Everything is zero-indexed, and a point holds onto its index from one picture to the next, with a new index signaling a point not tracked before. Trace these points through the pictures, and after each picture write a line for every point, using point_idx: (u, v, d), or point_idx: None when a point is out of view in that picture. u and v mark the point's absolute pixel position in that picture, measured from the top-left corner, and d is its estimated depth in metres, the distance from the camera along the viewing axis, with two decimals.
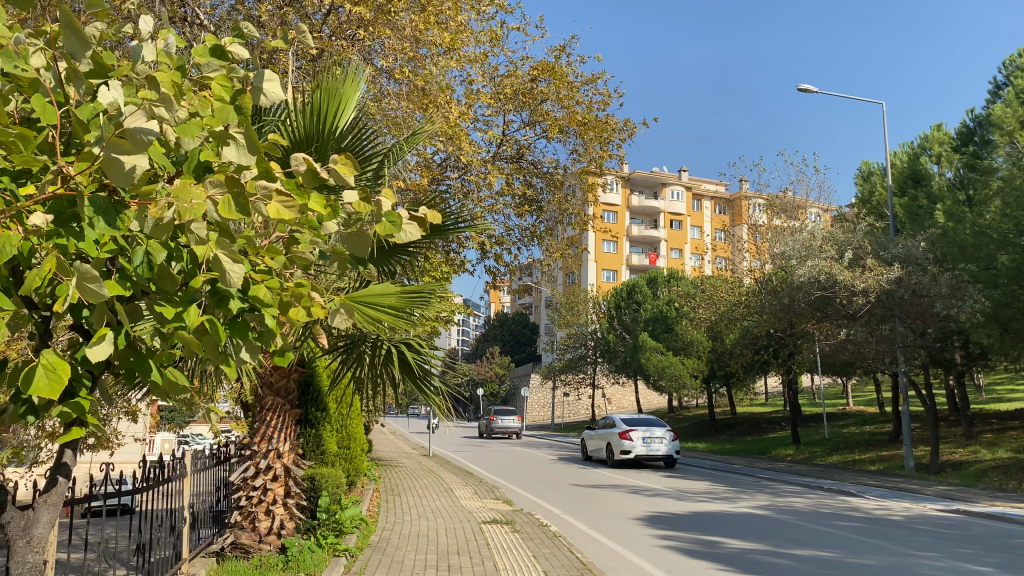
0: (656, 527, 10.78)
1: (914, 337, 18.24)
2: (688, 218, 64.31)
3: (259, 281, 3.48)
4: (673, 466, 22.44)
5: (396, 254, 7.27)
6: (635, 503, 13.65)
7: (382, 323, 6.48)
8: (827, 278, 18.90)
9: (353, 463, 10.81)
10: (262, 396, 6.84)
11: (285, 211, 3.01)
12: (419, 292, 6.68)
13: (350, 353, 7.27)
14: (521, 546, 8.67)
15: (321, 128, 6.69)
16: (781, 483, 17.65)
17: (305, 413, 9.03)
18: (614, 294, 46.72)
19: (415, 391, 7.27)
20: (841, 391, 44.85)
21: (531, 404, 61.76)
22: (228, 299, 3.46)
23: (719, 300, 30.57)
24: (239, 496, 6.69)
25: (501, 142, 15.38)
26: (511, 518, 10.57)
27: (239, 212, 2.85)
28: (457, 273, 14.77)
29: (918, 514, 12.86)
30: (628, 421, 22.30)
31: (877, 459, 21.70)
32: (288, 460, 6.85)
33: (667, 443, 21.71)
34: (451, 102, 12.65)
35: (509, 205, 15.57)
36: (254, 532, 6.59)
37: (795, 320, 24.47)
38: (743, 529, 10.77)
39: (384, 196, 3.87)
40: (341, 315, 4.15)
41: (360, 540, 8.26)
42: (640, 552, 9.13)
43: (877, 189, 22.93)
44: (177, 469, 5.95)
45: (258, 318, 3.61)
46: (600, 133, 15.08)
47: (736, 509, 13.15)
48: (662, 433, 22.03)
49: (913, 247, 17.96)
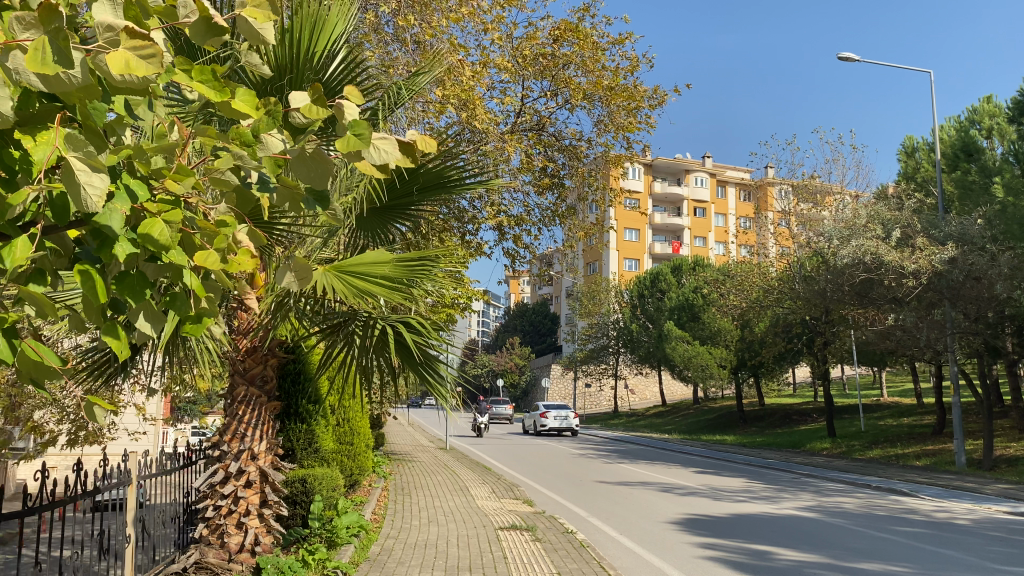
0: (696, 534, 9.55)
1: (967, 322, 16.84)
2: (713, 206, 62.44)
3: (155, 213, 2.39)
4: (577, 435, 33.60)
5: (393, 219, 6.06)
6: (669, 504, 12.42)
7: (374, 297, 5.37)
8: (872, 259, 17.47)
9: (356, 461, 9.70)
10: (233, 385, 5.70)
11: (144, 64, 1.90)
12: (422, 259, 5.50)
13: (337, 332, 6.07)
14: (542, 560, 7.47)
15: (298, 58, 5.49)
16: (824, 480, 16.36)
17: (294, 407, 7.93)
18: (637, 283, 45.40)
19: (417, 379, 6.00)
20: (873, 381, 43.18)
21: (552, 396, 60.63)
22: (109, 240, 2.36)
23: (750, 287, 29.19)
24: (206, 506, 5.57)
25: (520, 111, 14.25)
26: (532, 523, 9.37)
27: (61, 64, 1.78)
28: (474, 255, 13.68)
29: (986, 518, 11.47)
30: (547, 406, 33.98)
31: (922, 454, 20.35)
32: (265, 462, 5.70)
33: (569, 419, 33.08)
34: (462, 64, 11.46)
35: (528, 181, 14.33)
36: (223, 549, 5.47)
37: (831, 306, 23.21)
38: (794, 536, 9.51)
39: (347, 97, 2.74)
40: (292, 273, 3.03)
41: (357, 553, 7.13)
42: (679, 565, 7.92)
43: (922, 166, 21.41)
44: (113, 479, 4.78)
45: (161, 270, 2.50)
46: (627, 99, 13.71)
47: (781, 511, 11.87)
48: (567, 414, 33.45)
49: (967, 225, 16.46)
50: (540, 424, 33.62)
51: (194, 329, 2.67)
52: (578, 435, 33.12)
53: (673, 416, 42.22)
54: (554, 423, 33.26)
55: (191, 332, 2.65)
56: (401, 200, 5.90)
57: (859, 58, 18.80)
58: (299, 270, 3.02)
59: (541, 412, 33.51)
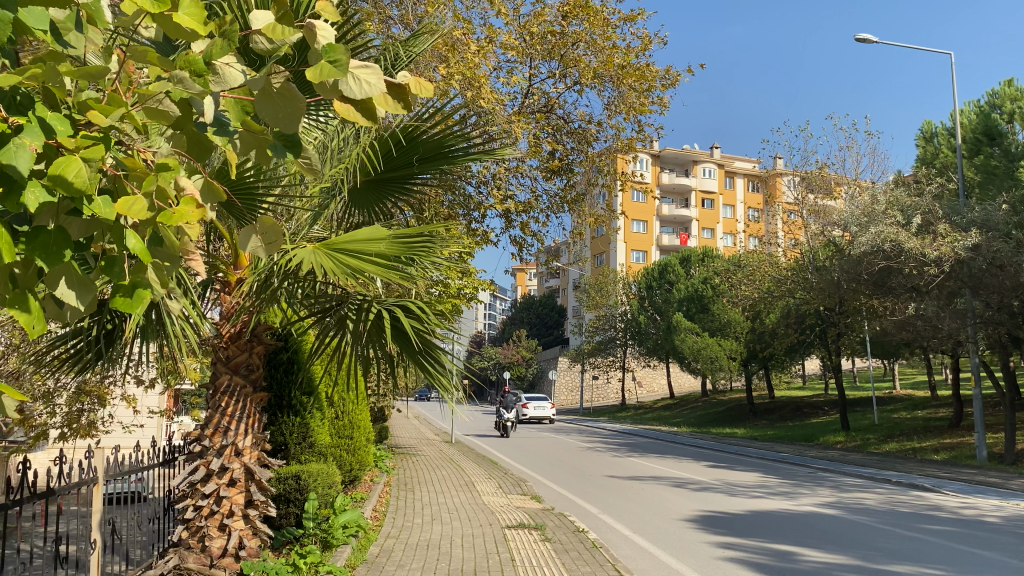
0: (714, 532, 9.05)
1: (990, 310, 16.25)
2: (721, 197, 61.63)
3: (73, 150, 1.90)
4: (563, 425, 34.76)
5: (392, 195, 5.56)
6: (683, 500, 11.92)
7: (367, 277, 4.85)
8: (891, 246, 16.85)
9: (355, 455, 9.24)
10: (216, 374, 5.22)
11: None
12: (420, 235, 4.98)
13: (330, 316, 5.57)
14: (553, 561, 6.98)
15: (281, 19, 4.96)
16: (841, 475, 15.84)
17: (286, 398, 7.46)
18: (645, 275, 44.76)
19: (416, 368, 5.49)
20: (885, 373, 42.50)
21: (559, 388, 59.97)
22: (16, 185, 1.87)
23: (761, 277, 28.56)
24: (186, 506, 5.09)
25: (527, 92, 13.72)
26: (541, 522, 8.87)
27: None
28: (479, 243, 13.17)
29: (1018, 515, 10.92)
30: (528, 397, 35.73)
31: (940, 447, 19.80)
32: (250, 459, 5.22)
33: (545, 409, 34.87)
34: (467, 42, 10.90)
35: (536, 165, 13.79)
36: (204, 554, 4.99)
37: (845, 297, 22.63)
38: (818, 534, 9.00)
39: (320, 16, 2.26)
40: (257, 236, 2.54)
41: (354, 554, 6.66)
42: (697, 566, 7.44)
43: (941, 151, 20.73)
44: (72, 482, 4.35)
45: (87, 227, 2.02)
46: (639, 78, 13.09)
47: (801, 507, 11.35)
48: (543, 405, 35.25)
49: (991, 211, 15.78)
50: (523, 414, 35.29)
51: (125, 304, 2.16)
52: (571, 426, 33.80)
53: (681, 409, 41.63)
54: (535, 413, 34.92)
55: (120, 307, 2.14)
56: (400, 171, 5.36)
57: (878, 40, 18.11)
58: (269, 233, 2.54)
59: (522, 403, 35.16)
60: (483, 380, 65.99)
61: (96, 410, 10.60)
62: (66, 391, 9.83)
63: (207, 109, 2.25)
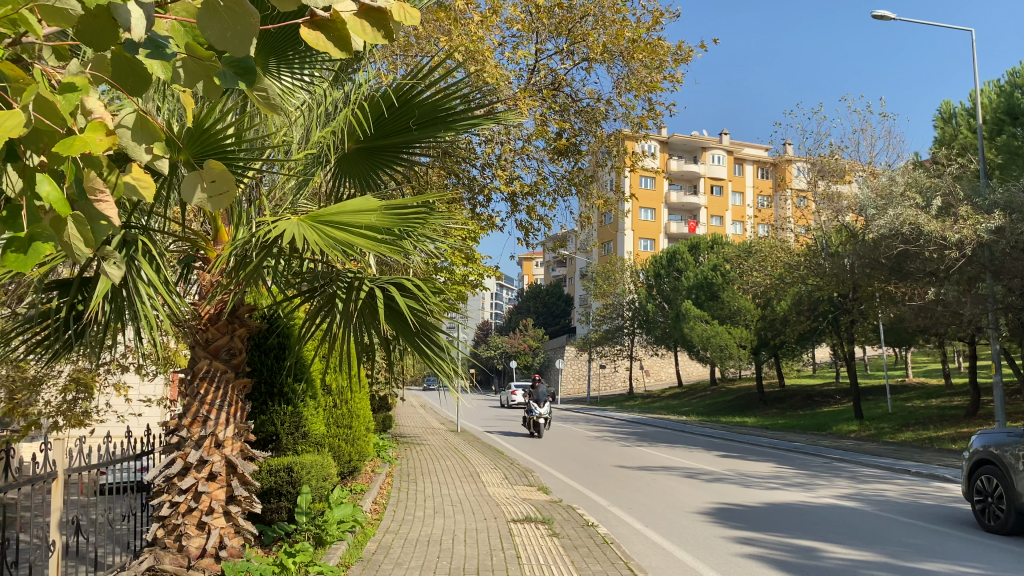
0: (731, 527, 8.61)
1: (1013, 296, 15.70)
2: (730, 183, 60.86)
3: None
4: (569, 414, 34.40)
5: (385, 165, 5.11)
6: (697, 492, 11.47)
7: (357, 252, 4.42)
8: (911, 229, 16.28)
9: (355, 446, 8.82)
10: (194, 359, 4.80)
11: None
12: (415, 206, 4.56)
13: (319, 296, 5.14)
14: (562, 559, 6.54)
15: None
16: (858, 466, 15.36)
17: (277, 385, 7.03)
18: (653, 262, 44.26)
19: (413, 352, 5.09)
20: (897, 361, 41.93)
21: (566, 376, 59.58)
22: None
23: (773, 262, 27.97)
24: (161, 503, 4.67)
25: (533, 69, 13.22)
26: (549, 516, 8.42)
27: None
28: (484, 227, 12.70)
29: None
30: None
31: (958, 437, 19.28)
32: (231, 451, 4.81)
33: None
34: (467, 14, 10.38)
35: (542, 146, 13.29)
36: (181, 554, 4.57)
37: (859, 283, 22.07)
38: (840, 529, 8.53)
39: None
40: (202, 185, 2.10)
41: (349, 552, 6.23)
42: (715, 564, 6.99)
43: (961, 132, 20.09)
44: (24, 479, 3.95)
45: None
46: (650, 52, 12.52)
47: (820, 499, 10.87)
48: None
49: (1015, 192, 15.19)
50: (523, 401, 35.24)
51: (18, 262, 1.71)
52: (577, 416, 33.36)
53: (690, 398, 41.21)
54: None
55: (12, 267, 1.70)
56: (394, 137, 4.90)
57: (896, 16, 17.48)
58: (218, 181, 2.10)
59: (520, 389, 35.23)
60: (489, 368, 65.68)
61: (89, 399, 10.24)
62: (57, 379, 9.46)
63: (135, 23, 1.79)
